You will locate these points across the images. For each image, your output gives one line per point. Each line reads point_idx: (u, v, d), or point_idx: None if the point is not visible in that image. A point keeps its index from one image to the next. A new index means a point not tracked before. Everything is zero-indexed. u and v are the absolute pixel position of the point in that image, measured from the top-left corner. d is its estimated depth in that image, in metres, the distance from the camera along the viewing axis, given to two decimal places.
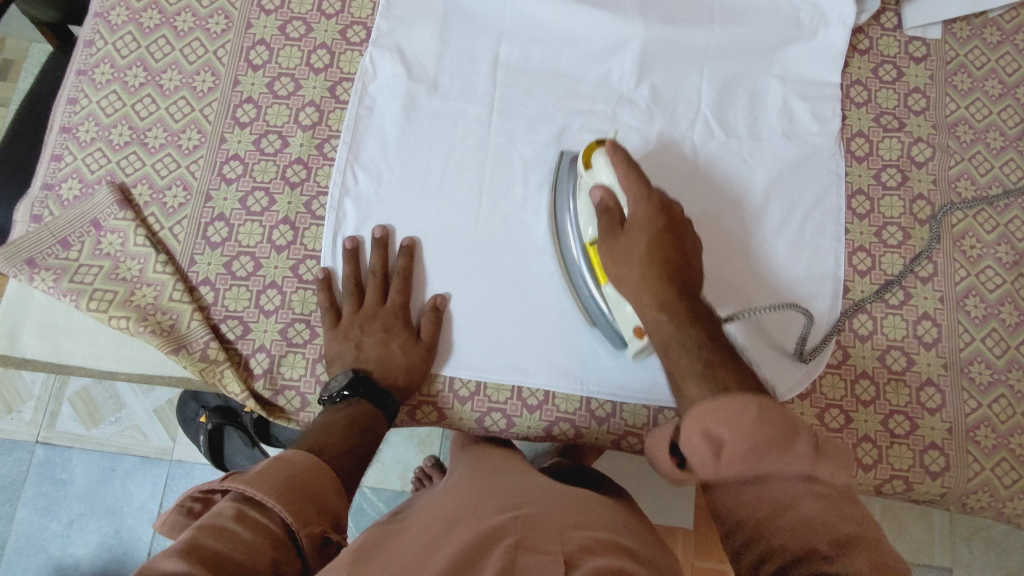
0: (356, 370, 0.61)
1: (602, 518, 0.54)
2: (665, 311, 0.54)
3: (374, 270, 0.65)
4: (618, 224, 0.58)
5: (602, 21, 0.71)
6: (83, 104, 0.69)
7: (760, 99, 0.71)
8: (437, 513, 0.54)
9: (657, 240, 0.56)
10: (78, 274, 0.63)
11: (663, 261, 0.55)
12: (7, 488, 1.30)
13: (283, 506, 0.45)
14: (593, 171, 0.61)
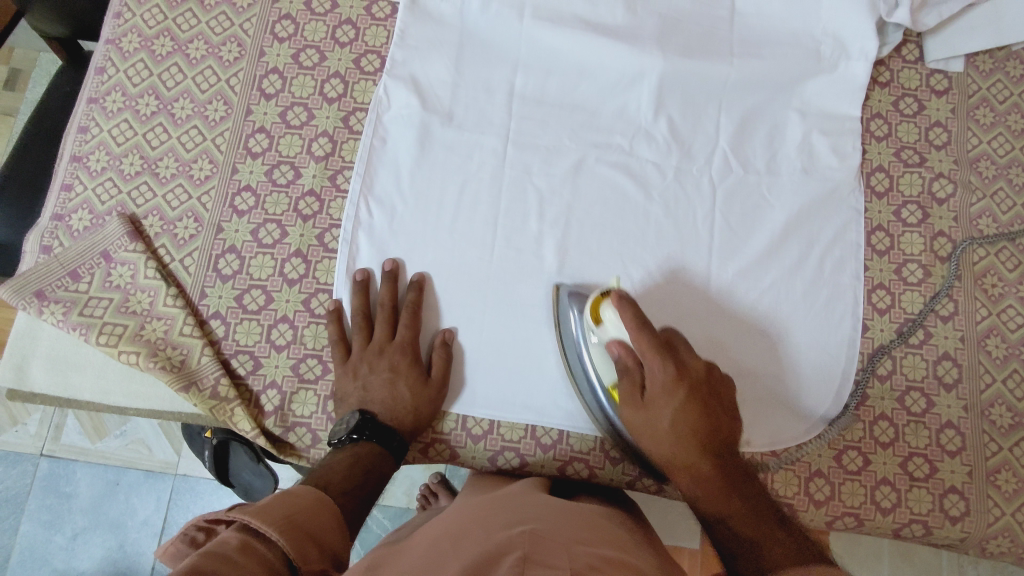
0: (363, 412, 0.60)
1: (613, 537, 0.51)
2: (694, 472, 0.55)
3: (383, 302, 0.64)
4: (639, 393, 0.56)
5: (620, 52, 0.70)
6: (94, 132, 0.68)
7: (779, 133, 0.70)
8: (445, 529, 0.53)
9: (682, 412, 0.55)
10: (87, 307, 0.62)
11: (692, 433, 0.55)
12: (11, 501, 1.30)
13: (287, 540, 0.44)
14: (602, 327, 0.59)
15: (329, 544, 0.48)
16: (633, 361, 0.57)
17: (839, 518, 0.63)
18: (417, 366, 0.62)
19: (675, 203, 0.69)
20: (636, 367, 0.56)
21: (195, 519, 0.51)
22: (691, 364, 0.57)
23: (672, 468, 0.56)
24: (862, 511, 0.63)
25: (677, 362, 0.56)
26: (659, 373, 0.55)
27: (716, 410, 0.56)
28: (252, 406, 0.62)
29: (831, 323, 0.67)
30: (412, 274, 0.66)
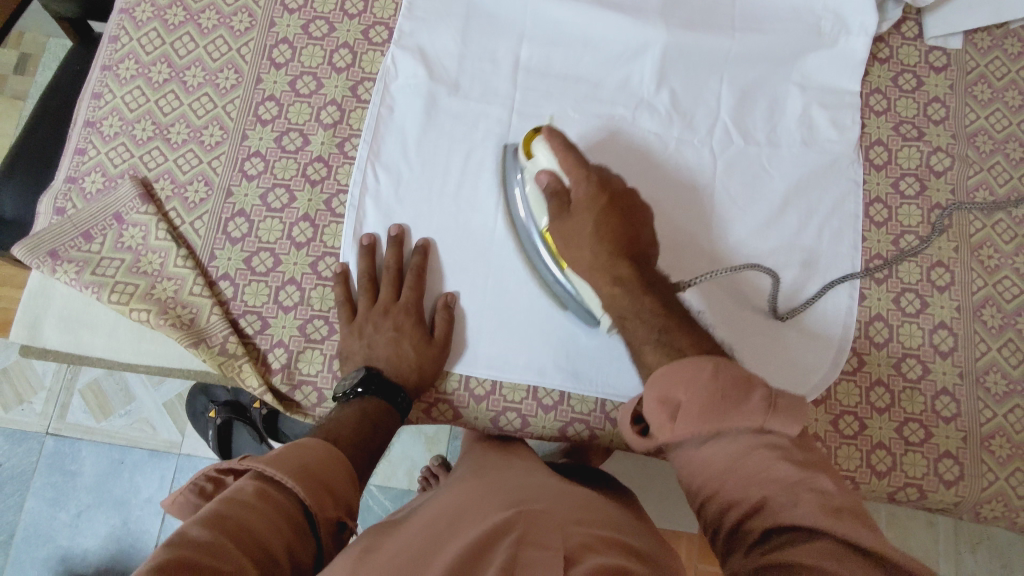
0: (369, 368, 0.61)
1: (606, 514, 0.54)
2: (619, 284, 0.57)
3: (389, 265, 0.65)
4: (566, 208, 0.59)
5: (624, 25, 0.71)
6: (107, 99, 0.69)
7: (779, 106, 0.72)
8: (440, 508, 0.55)
9: (604, 216, 0.59)
10: (100, 267, 0.64)
11: (611, 236, 0.58)
12: (17, 478, 1.31)
13: (304, 489, 0.46)
14: (533, 161, 0.62)
15: (343, 494, 0.50)
16: (562, 186, 0.59)
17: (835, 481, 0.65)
18: (421, 326, 0.63)
19: (668, 154, 0.70)
20: (563, 177, 0.59)
21: (204, 468, 0.51)
22: (612, 180, 0.60)
23: (595, 273, 0.58)
24: (857, 474, 0.64)
25: (597, 179, 0.59)
26: (581, 188, 0.59)
27: (634, 228, 0.60)
28: (259, 364, 0.63)
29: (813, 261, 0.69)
30: (418, 239, 0.67)
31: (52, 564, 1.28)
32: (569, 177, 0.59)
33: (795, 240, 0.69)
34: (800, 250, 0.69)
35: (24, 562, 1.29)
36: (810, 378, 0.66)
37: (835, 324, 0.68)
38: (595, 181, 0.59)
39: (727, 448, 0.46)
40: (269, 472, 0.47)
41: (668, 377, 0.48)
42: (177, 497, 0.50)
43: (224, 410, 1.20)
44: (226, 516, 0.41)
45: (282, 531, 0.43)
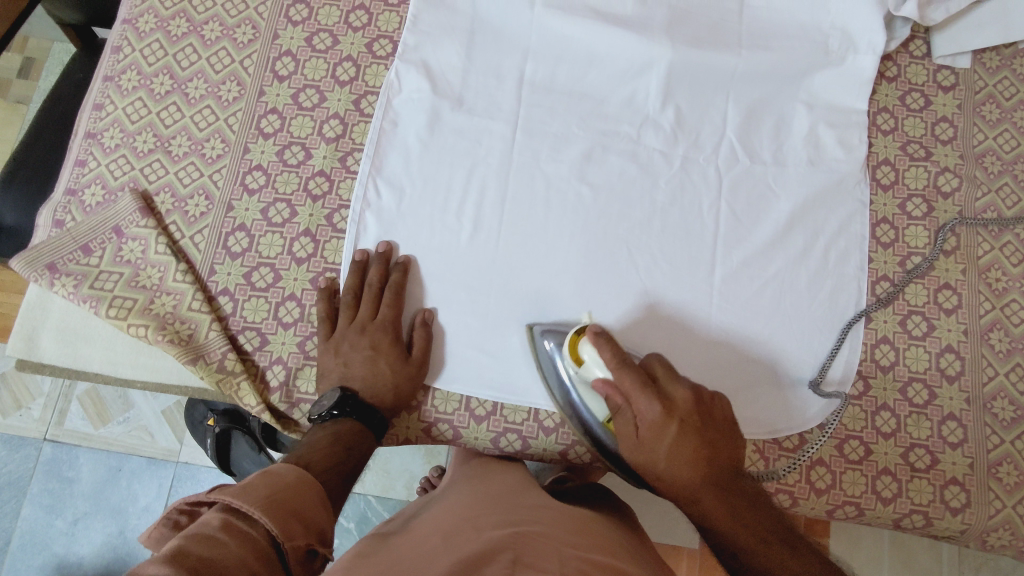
0: (344, 389, 0.60)
1: (602, 540, 0.53)
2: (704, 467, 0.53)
3: (371, 283, 0.64)
4: (635, 437, 0.54)
5: (630, 42, 0.70)
6: (109, 110, 0.69)
7: (786, 125, 0.71)
8: (430, 523, 0.55)
9: (682, 444, 0.52)
10: (98, 280, 0.63)
11: (697, 456, 0.53)
12: (14, 485, 1.31)
13: (271, 519, 0.45)
14: (583, 366, 0.58)
15: (316, 520, 0.48)
16: (620, 400, 0.55)
17: (840, 507, 0.64)
18: (397, 345, 0.62)
19: (664, 196, 0.69)
20: (621, 393, 0.54)
21: (176, 501, 0.49)
22: (679, 398, 0.54)
23: (681, 500, 0.54)
24: (862, 500, 0.63)
25: (664, 400, 0.53)
26: (646, 413, 0.53)
27: (715, 435, 0.54)
28: (258, 382, 0.63)
29: (817, 323, 0.67)
30: (419, 255, 0.66)
31: (48, 572, 1.28)
32: (634, 399, 0.54)
33: (795, 285, 0.68)
34: (798, 293, 0.67)
35: (19, 570, 1.28)
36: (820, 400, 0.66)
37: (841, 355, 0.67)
38: (662, 403, 0.53)
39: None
40: (236, 503, 0.45)
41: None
42: (151, 532, 0.49)
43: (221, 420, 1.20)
44: (187, 551, 0.40)
45: (250, 563, 0.41)
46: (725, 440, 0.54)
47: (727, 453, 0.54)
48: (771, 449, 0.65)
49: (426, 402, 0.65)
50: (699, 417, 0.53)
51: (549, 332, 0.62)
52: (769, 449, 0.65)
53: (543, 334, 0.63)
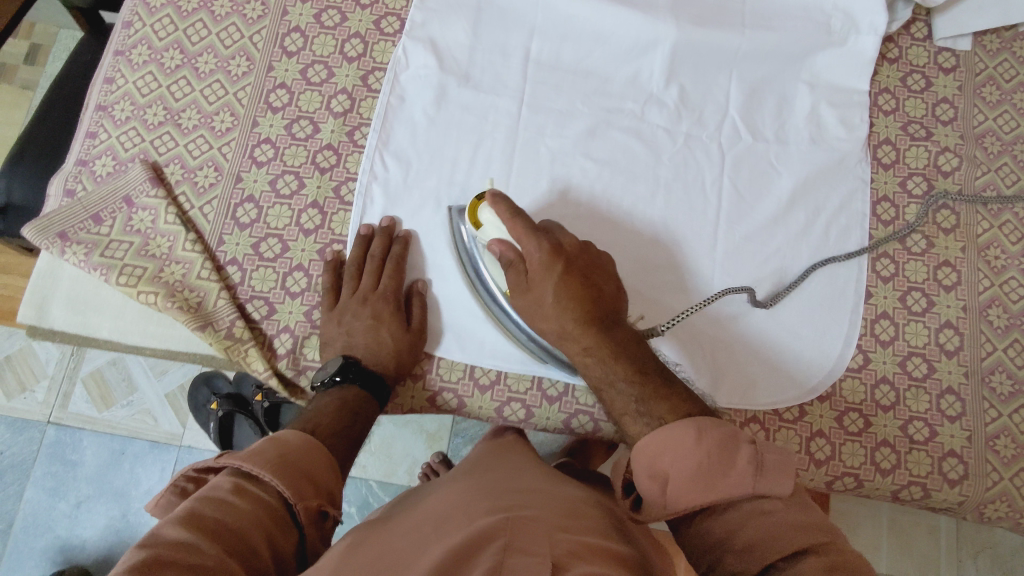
0: (347, 357, 0.62)
1: (594, 521, 0.54)
2: (589, 353, 0.58)
3: (373, 254, 0.64)
4: (524, 277, 0.58)
5: (635, 20, 0.71)
6: (119, 83, 0.70)
7: (788, 103, 0.72)
8: (428, 511, 0.57)
9: (562, 285, 0.57)
10: (109, 249, 0.64)
11: (573, 304, 0.57)
12: (17, 467, 1.31)
13: (282, 480, 0.47)
14: (482, 230, 0.61)
15: (324, 481, 0.50)
16: (513, 255, 0.59)
17: (839, 478, 0.65)
18: (398, 313, 0.63)
19: (666, 174, 0.70)
20: (517, 248, 0.59)
21: (184, 469, 0.51)
22: (567, 244, 0.59)
23: (566, 339, 0.59)
24: (861, 471, 0.64)
25: (552, 244, 0.58)
26: (533, 253, 0.58)
27: (598, 280, 0.59)
28: (266, 350, 0.64)
29: (819, 306, 0.68)
30: (426, 230, 0.67)
31: (51, 553, 1.28)
32: (522, 245, 0.58)
33: (795, 262, 0.69)
34: (796, 271, 0.68)
35: (22, 552, 1.28)
36: (818, 373, 0.66)
37: (835, 332, 0.67)
38: (549, 245, 0.58)
39: (731, 518, 0.45)
40: (247, 467, 0.47)
41: (655, 444, 0.50)
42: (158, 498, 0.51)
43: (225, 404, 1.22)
44: (203, 514, 0.42)
45: (262, 523, 0.44)
46: (609, 289, 0.59)
47: (609, 297, 0.59)
48: (772, 420, 0.66)
49: (431, 372, 0.66)
50: (587, 262, 0.59)
51: (465, 215, 0.65)
52: (770, 420, 0.66)
53: (458, 217, 0.66)
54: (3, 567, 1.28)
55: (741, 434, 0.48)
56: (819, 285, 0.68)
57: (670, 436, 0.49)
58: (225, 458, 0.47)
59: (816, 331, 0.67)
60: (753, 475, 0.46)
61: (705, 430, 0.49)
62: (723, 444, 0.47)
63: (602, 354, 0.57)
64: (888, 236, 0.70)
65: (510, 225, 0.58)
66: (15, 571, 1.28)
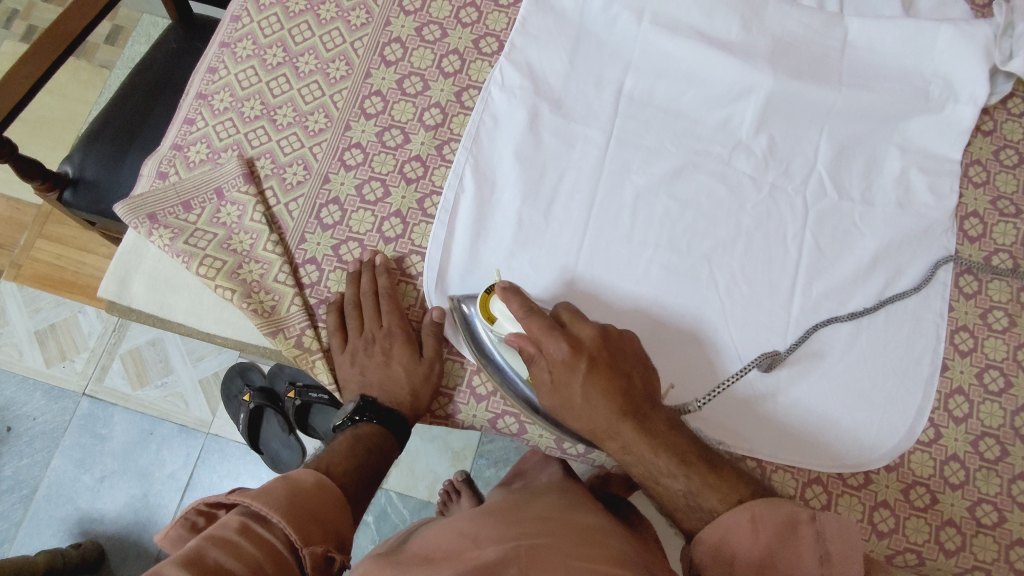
0: (364, 396, 0.64)
1: (611, 550, 0.52)
2: (625, 448, 0.56)
3: (364, 290, 0.64)
4: (546, 378, 0.56)
5: (731, 66, 0.71)
6: (222, 74, 0.71)
7: (877, 165, 0.71)
8: (432, 544, 0.56)
9: (592, 381, 0.55)
10: (193, 237, 0.65)
11: (611, 401, 0.55)
12: (48, 434, 1.33)
13: (289, 523, 0.50)
14: (496, 325, 0.59)
15: (330, 524, 0.54)
16: (533, 351, 0.56)
17: (901, 553, 0.63)
18: (408, 344, 0.64)
19: (749, 223, 0.69)
20: (534, 341, 0.56)
21: (196, 502, 0.54)
22: (586, 337, 0.56)
23: (599, 436, 0.57)
24: (925, 549, 0.62)
25: (571, 340, 0.56)
26: (555, 353, 0.55)
27: (622, 366, 0.57)
28: (330, 361, 0.65)
29: (895, 373, 0.66)
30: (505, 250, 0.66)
31: (68, 526, 1.28)
32: (541, 341, 0.56)
33: (872, 325, 0.67)
34: (874, 337, 0.67)
35: (41, 520, 1.29)
36: (880, 450, 0.64)
37: (896, 421, 0.65)
38: (569, 342, 0.55)
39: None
40: (257, 507, 0.51)
41: (718, 534, 0.52)
42: (169, 529, 0.52)
43: (257, 396, 1.22)
44: (207, 554, 0.45)
45: (263, 564, 0.47)
46: (637, 377, 0.57)
47: (640, 384, 0.57)
48: (835, 483, 0.64)
49: (495, 393, 0.63)
50: (608, 353, 0.56)
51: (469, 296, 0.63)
52: (834, 484, 0.64)
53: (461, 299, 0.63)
54: (20, 532, 1.28)
55: (800, 515, 0.50)
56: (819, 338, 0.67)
57: (728, 526, 0.52)
58: (236, 497, 0.51)
59: (888, 400, 0.65)
60: (820, 567, 0.48)
61: (772, 511, 0.51)
62: (782, 537, 0.50)
63: (641, 449, 0.55)
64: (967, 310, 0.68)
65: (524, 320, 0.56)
66: (31, 539, 1.28)
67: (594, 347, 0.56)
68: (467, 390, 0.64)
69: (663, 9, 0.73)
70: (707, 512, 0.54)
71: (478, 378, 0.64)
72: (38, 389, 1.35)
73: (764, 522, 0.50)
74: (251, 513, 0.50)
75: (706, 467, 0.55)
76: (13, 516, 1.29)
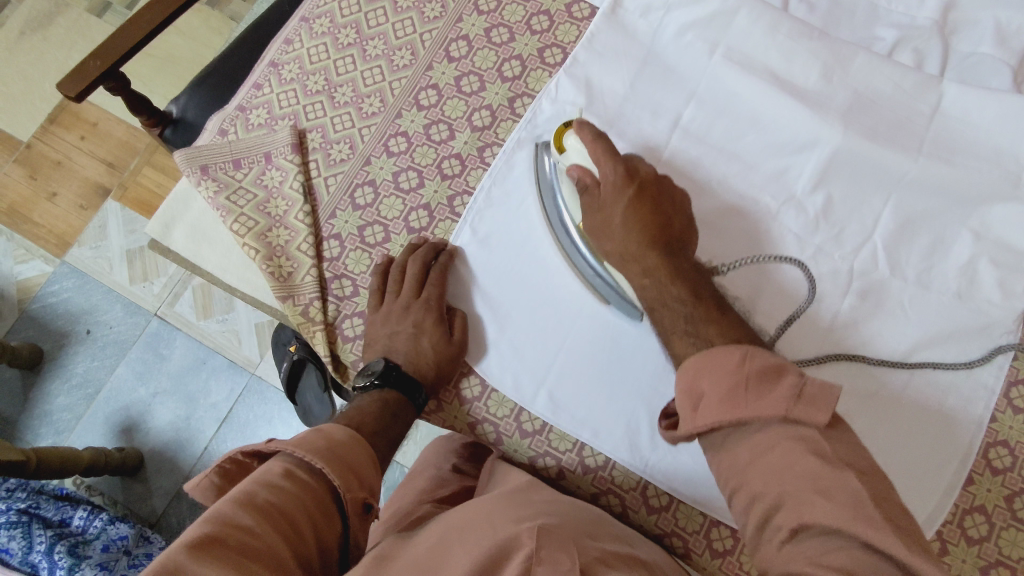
0: (388, 360, 0.62)
1: (616, 532, 0.55)
2: (648, 277, 0.56)
3: (398, 264, 0.65)
4: (596, 199, 0.59)
5: (800, 114, 0.67)
6: (296, 47, 0.76)
7: (943, 246, 0.65)
8: (451, 516, 0.56)
9: (633, 209, 0.57)
10: (235, 195, 0.69)
11: (650, 227, 0.57)
12: (118, 343, 1.46)
13: (331, 469, 0.51)
14: (566, 155, 0.61)
15: (369, 478, 0.54)
16: (589, 181, 0.59)
17: None
18: (441, 325, 0.63)
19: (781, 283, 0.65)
20: (593, 171, 0.59)
21: (232, 451, 0.55)
22: (641, 171, 0.59)
23: (627, 261, 0.57)
24: None
25: (627, 170, 0.58)
26: (608, 176, 0.58)
27: (665, 207, 0.58)
28: (330, 335, 0.66)
29: (942, 427, 0.61)
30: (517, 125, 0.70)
31: (119, 430, 1.41)
32: (598, 168, 0.58)
33: (908, 398, 0.62)
34: (915, 408, 0.62)
35: (97, 419, 1.42)
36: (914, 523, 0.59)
37: (920, 417, 0.61)
38: (623, 167, 0.58)
39: (762, 440, 0.47)
40: (297, 453, 0.51)
41: (698, 364, 0.50)
42: (202, 479, 0.54)
43: (302, 350, 1.26)
44: (256, 495, 0.46)
45: (310, 510, 0.48)
46: (677, 221, 0.58)
47: (678, 226, 0.58)
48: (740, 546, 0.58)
49: (480, 400, 0.65)
50: (657, 189, 0.58)
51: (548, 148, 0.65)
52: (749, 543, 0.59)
53: (541, 148, 0.66)
54: (79, 426, 1.42)
55: (789, 366, 0.48)
56: (841, 392, 0.63)
57: (715, 360, 0.49)
58: (276, 443, 0.51)
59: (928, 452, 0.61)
60: (790, 404, 0.46)
61: (761, 355, 0.49)
62: (764, 376, 0.48)
63: (661, 276, 0.55)
64: (1012, 424, 0.61)
65: (590, 147, 0.58)
66: (87, 433, 1.41)
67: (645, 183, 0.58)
68: (455, 391, 0.66)
69: (739, 43, 0.69)
70: (701, 340, 0.52)
71: (467, 382, 0.65)
72: (118, 301, 1.48)
73: (753, 362, 0.48)
74: (291, 458, 0.51)
75: (715, 305, 0.54)
76: (76, 410, 1.43)
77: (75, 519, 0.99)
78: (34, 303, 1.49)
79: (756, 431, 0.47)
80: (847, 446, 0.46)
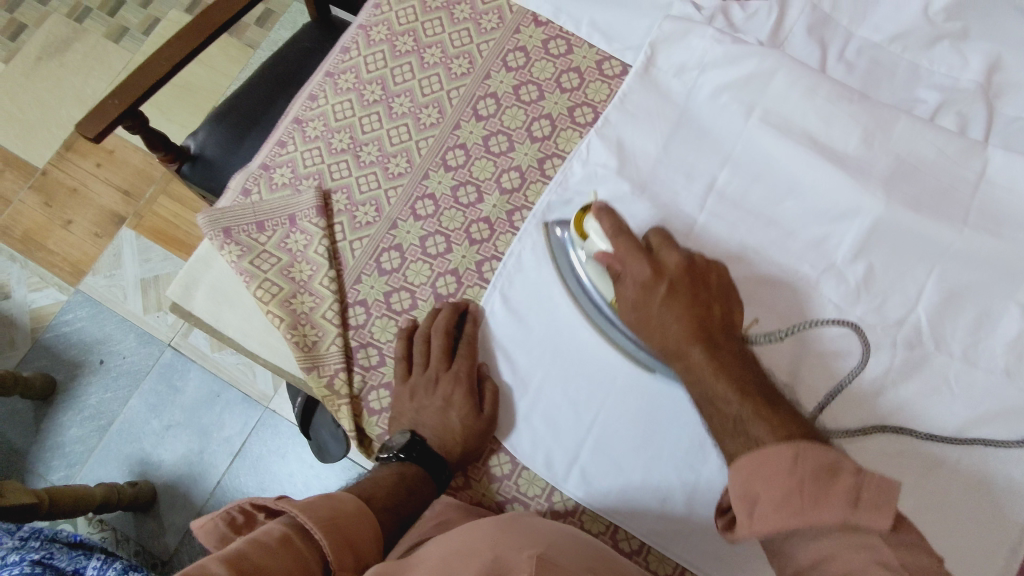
0: (413, 434, 0.62)
1: None
2: (689, 371, 0.54)
3: (422, 330, 0.64)
4: (628, 293, 0.58)
5: (840, 182, 0.65)
6: (320, 103, 0.74)
7: (989, 320, 0.62)
8: (448, 547, 0.49)
9: (670, 304, 0.56)
10: (259, 258, 0.68)
11: (691, 320, 0.55)
12: (131, 374, 1.44)
13: (327, 541, 0.48)
14: (588, 240, 0.60)
15: (364, 552, 0.51)
16: (617, 269, 0.58)
17: None
18: (470, 398, 0.62)
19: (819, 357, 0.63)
20: (619, 261, 0.58)
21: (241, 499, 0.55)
22: (670, 263, 0.58)
23: (669, 358, 0.56)
24: None
25: (654, 265, 0.58)
26: (637, 272, 0.57)
27: (704, 298, 0.57)
28: (355, 409, 0.64)
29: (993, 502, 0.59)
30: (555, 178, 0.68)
31: (131, 463, 1.39)
32: (626, 262, 0.58)
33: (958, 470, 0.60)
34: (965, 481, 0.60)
35: (109, 452, 1.40)
36: None
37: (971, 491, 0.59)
38: (650, 266, 0.57)
39: (823, 548, 0.45)
40: (301, 518, 0.50)
41: (750, 466, 0.47)
42: (209, 521, 0.54)
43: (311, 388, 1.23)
44: (246, 556, 0.43)
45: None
46: (717, 310, 0.57)
47: (717, 314, 0.57)
48: None
49: (509, 478, 0.62)
50: (690, 282, 0.57)
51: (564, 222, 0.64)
52: None
53: (556, 224, 0.65)
54: (91, 458, 1.40)
55: (844, 465, 0.45)
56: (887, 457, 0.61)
57: (761, 463, 0.47)
58: (281, 503, 0.50)
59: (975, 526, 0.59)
60: (850, 509, 0.44)
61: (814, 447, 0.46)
62: (819, 477, 0.45)
63: (703, 372, 0.54)
64: None
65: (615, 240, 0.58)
66: (99, 466, 1.40)
67: (678, 272, 0.57)
68: (483, 467, 0.63)
69: (776, 106, 0.67)
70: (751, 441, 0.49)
71: (496, 458, 0.63)
72: (132, 331, 1.47)
73: (807, 455, 0.46)
74: (293, 523, 0.50)
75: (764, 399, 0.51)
76: (89, 442, 1.42)
77: (88, 569, 0.97)
78: (47, 332, 1.48)
79: (823, 545, 0.45)
80: (915, 553, 0.44)
